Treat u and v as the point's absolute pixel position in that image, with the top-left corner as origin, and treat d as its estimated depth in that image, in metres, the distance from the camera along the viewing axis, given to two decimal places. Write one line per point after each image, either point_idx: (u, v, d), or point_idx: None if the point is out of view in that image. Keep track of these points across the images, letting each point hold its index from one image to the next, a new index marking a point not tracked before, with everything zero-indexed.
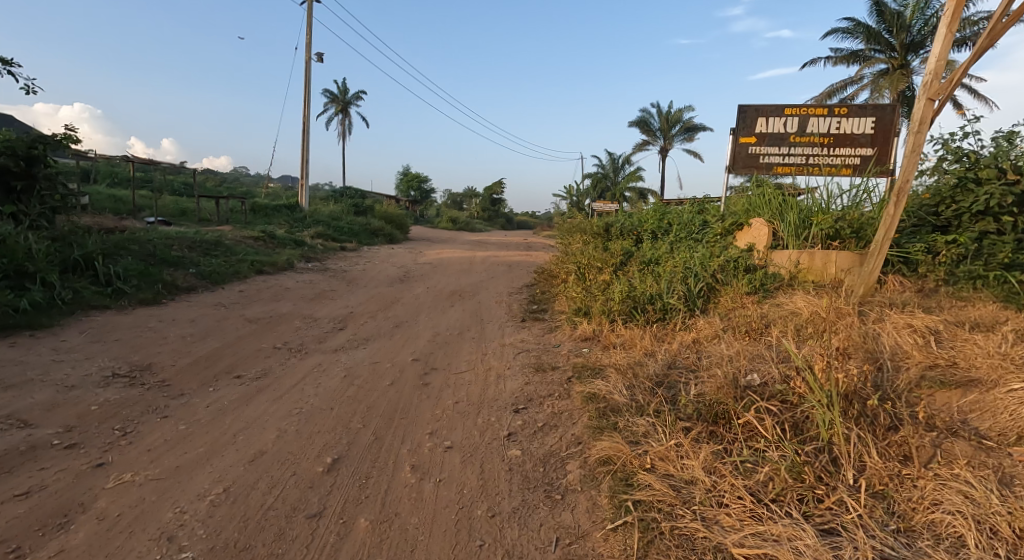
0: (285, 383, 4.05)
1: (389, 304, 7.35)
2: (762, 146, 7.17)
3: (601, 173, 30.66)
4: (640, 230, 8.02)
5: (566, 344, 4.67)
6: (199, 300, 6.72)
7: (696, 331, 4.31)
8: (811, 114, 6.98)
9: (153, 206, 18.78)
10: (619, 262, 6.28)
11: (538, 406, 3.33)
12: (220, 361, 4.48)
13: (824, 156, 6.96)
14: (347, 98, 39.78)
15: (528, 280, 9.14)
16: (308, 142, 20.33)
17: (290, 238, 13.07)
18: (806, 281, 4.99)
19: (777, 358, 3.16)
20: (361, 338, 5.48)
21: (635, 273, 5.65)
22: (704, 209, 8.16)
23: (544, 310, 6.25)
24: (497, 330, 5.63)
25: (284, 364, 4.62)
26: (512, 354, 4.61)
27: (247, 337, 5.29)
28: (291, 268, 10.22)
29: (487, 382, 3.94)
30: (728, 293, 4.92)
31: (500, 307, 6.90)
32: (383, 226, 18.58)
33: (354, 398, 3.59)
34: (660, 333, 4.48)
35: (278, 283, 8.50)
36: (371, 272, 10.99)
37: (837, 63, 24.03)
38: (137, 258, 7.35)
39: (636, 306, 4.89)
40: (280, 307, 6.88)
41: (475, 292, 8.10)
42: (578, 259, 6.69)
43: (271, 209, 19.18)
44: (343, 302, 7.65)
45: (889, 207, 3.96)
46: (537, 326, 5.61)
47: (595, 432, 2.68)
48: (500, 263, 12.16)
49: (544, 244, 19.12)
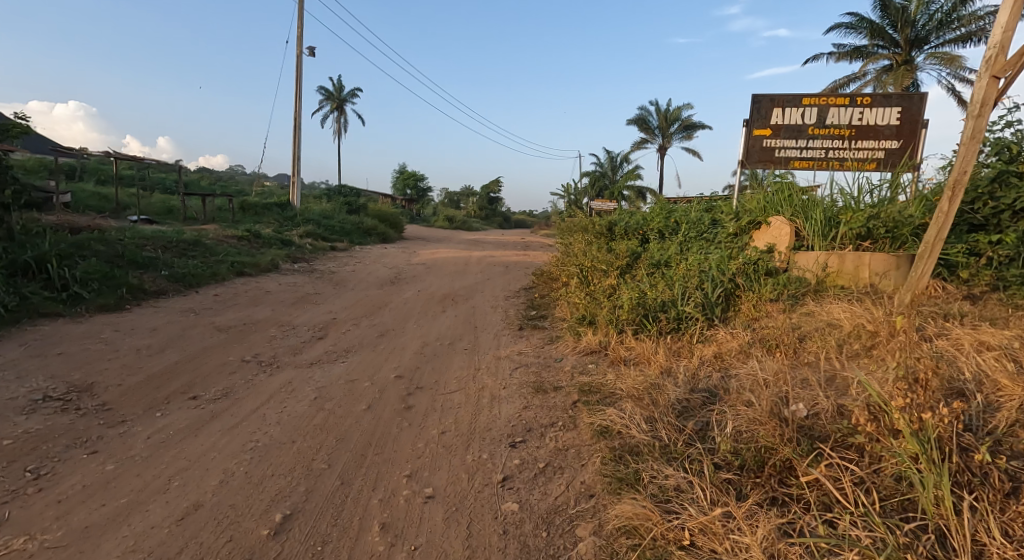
0: (246, 406, 3.51)
1: (376, 309, 6.81)
2: (777, 139, 6.67)
3: (599, 172, 30.16)
4: (646, 228, 7.49)
5: (568, 359, 4.15)
6: (167, 305, 6.18)
7: (719, 346, 3.78)
8: (831, 104, 6.44)
9: (139, 205, 18.16)
10: (625, 265, 5.76)
11: (539, 439, 2.80)
12: (175, 378, 3.95)
13: (845, 150, 6.45)
14: (342, 96, 39.31)
15: (525, 282, 8.61)
16: (299, 139, 19.72)
17: (278, 238, 12.49)
18: (835, 287, 4.46)
19: (828, 385, 2.65)
20: (341, 350, 4.94)
21: (643, 277, 5.13)
22: (714, 207, 7.65)
23: (544, 318, 5.72)
24: (493, 340, 5.09)
25: (250, 381, 4.08)
26: (508, 371, 4.07)
27: (213, 349, 4.75)
28: (276, 269, 9.66)
29: (478, 406, 3.40)
30: (750, 301, 4.39)
31: (496, 314, 6.35)
32: (376, 226, 18.00)
33: (322, 427, 3.05)
34: (675, 348, 3.96)
35: (258, 286, 7.95)
36: (361, 273, 10.45)
37: (840, 59, 23.55)
38: (102, 260, 6.80)
39: (646, 315, 4.38)
40: (256, 314, 6.33)
41: (470, 295, 7.56)
42: (581, 260, 6.18)
43: (261, 208, 18.58)
44: (327, 307, 7.10)
45: (943, 202, 3.44)
46: (536, 336, 5.08)
47: (611, 481, 2.18)
48: (497, 264, 11.61)
49: (543, 244, 18.54)
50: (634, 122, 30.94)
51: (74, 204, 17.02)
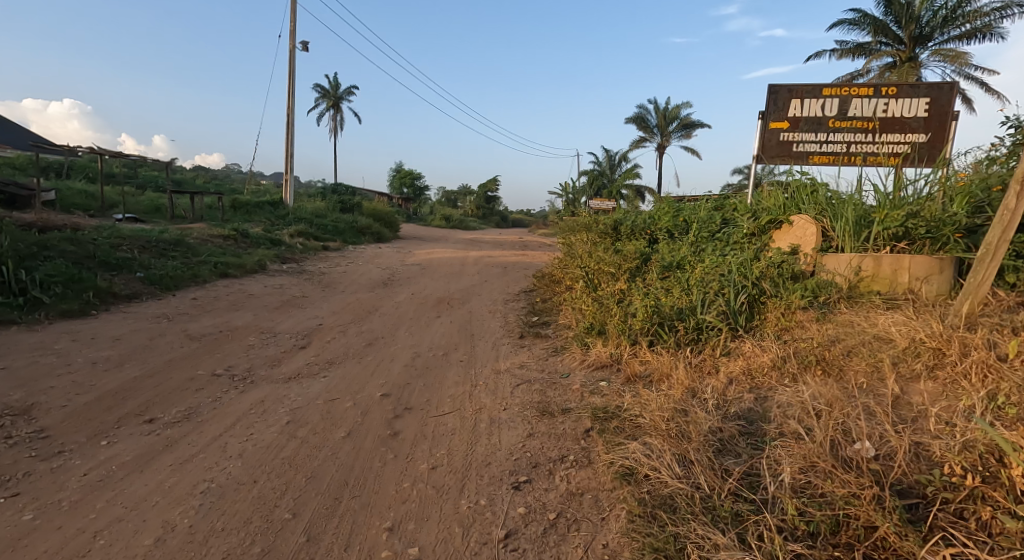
0: (208, 431, 3.05)
1: (365, 314, 6.35)
2: (795, 132, 6.23)
3: (597, 170, 29.71)
4: (654, 228, 7.05)
5: (576, 374, 3.71)
6: (137, 310, 5.71)
7: (748, 361, 3.35)
8: (853, 95, 6.01)
9: (126, 203, 17.62)
10: (635, 269, 5.32)
11: (546, 479, 2.36)
12: (131, 397, 3.49)
13: (867, 144, 6.02)
14: (338, 94, 38.90)
15: (525, 284, 8.15)
16: (291, 137, 19.21)
17: (267, 237, 12.01)
18: (871, 294, 4.03)
19: (898, 415, 2.21)
20: (324, 362, 4.48)
21: (655, 281, 4.70)
22: (725, 205, 7.22)
23: (546, 325, 5.27)
24: (491, 351, 4.64)
25: (218, 400, 3.62)
26: (509, 388, 3.62)
27: (181, 361, 4.29)
28: (262, 271, 9.18)
29: (475, 433, 2.95)
30: (777, 308, 3.95)
31: (494, 320, 5.90)
32: (371, 225, 17.51)
33: (291, 461, 2.60)
34: (698, 365, 3.52)
35: (241, 289, 7.47)
36: (353, 274, 10.00)
37: (842, 56, 23.12)
38: (70, 261, 6.32)
39: (662, 324, 3.94)
40: (236, 320, 5.86)
41: (466, 299, 7.11)
42: (586, 262, 5.74)
43: (253, 206, 18.08)
44: (313, 311, 6.63)
45: (1009, 197, 2.98)
46: (539, 346, 4.63)
47: (646, 549, 1.77)
48: (495, 264, 11.14)
49: (542, 244, 18.08)
50: (633, 121, 30.48)
51: (59, 203, 16.49)
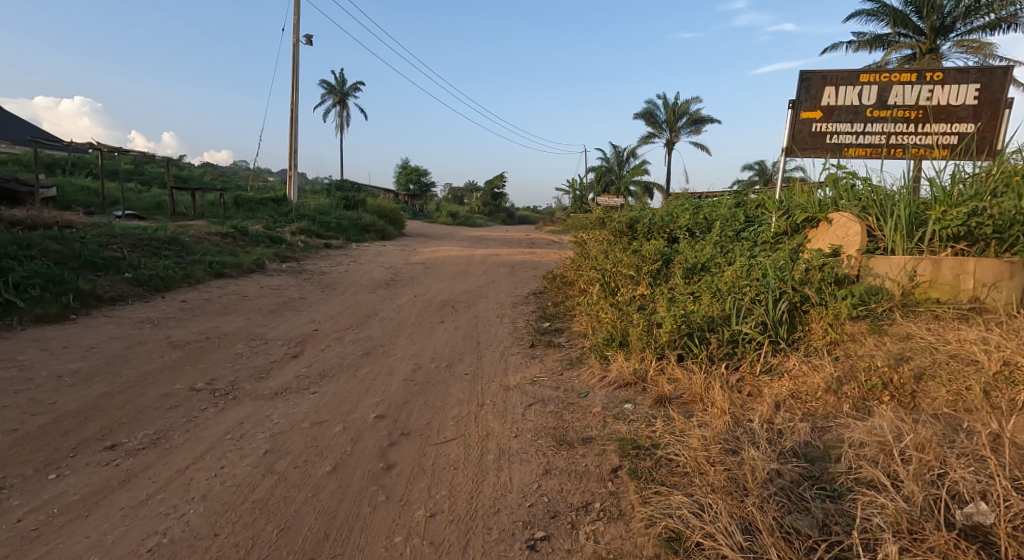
0: (174, 460, 2.64)
1: (364, 319, 5.93)
2: (829, 123, 5.76)
3: (605, 166, 29.16)
4: (673, 227, 6.58)
5: (596, 393, 3.29)
6: (121, 314, 5.34)
7: (797, 383, 2.92)
8: (894, 82, 5.53)
9: (128, 201, 17.38)
10: (657, 272, 4.87)
11: (570, 537, 1.94)
12: (93, 418, 3.08)
13: (909, 134, 5.53)
14: (344, 90, 38.62)
15: (534, 285, 7.74)
16: (294, 133, 18.82)
17: (267, 235, 11.62)
18: (928, 301, 3.59)
19: (1017, 464, 1.76)
20: (316, 374, 4.06)
21: (681, 285, 4.27)
22: (748, 202, 6.77)
23: (560, 333, 4.86)
24: (499, 363, 4.21)
25: (193, 420, 3.21)
26: (521, 410, 3.19)
27: (158, 373, 3.88)
28: (260, 271, 8.78)
29: (481, 468, 2.52)
30: (824, 317, 3.50)
31: (503, 326, 5.47)
32: (375, 222, 17.10)
33: (263, 505, 2.20)
34: (737, 387, 3.08)
35: (235, 290, 7.08)
36: (354, 274, 9.61)
37: (860, 48, 22.42)
38: (52, 262, 5.96)
39: (693, 336, 3.50)
40: (226, 325, 5.46)
41: (472, 301, 6.69)
42: (602, 264, 5.31)
43: (256, 203, 17.71)
44: (310, 315, 6.22)
45: None
46: (552, 357, 4.19)
47: None
48: (502, 264, 10.69)
49: (550, 242, 17.57)
50: (641, 116, 29.81)
51: (59, 200, 16.18)
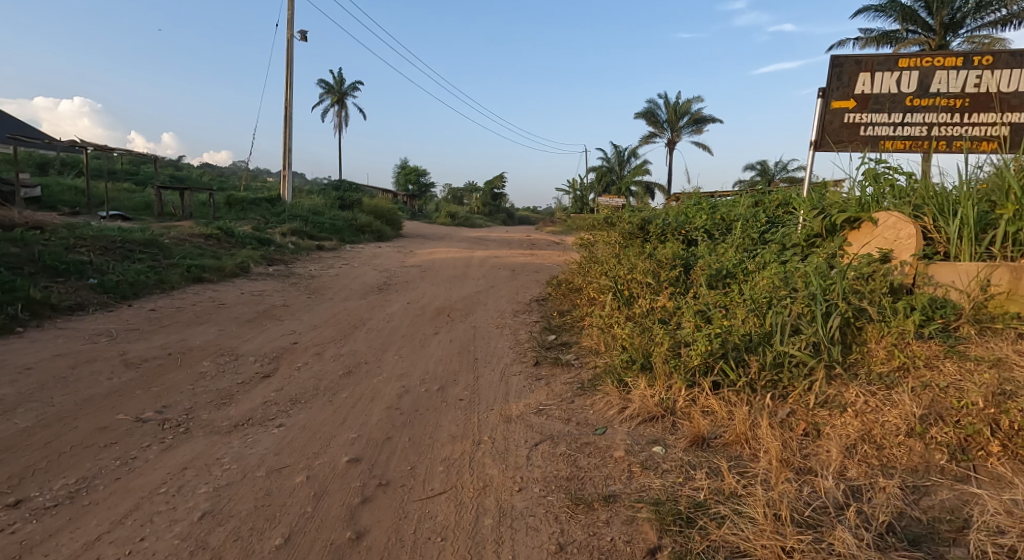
0: (86, 525, 2.09)
1: (350, 330, 5.37)
2: (863, 113, 5.23)
3: (606, 166, 28.61)
4: (689, 228, 6.02)
5: (617, 429, 2.75)
6: (76, 325, 4.78)
7: (868, 423, 2.37)
8: (937, 67, 4.98)
9: (115, 200, 16.86)
10: (676, 280, 4.32)
11: None
12: (3, 464, 2.53)
13: (953, 125, 4.97)
14: (341, 89, 38.15)
15: (536, 290, 7.19)
16: (288, 131, 18.29)
17: (254, 236, 11.06)
18: (1007, 316, 3.05)
19: None
20: (287, 399, 3.50)
21: (708, 295, 3.72)
22: (770, 202, 6.23)
23: (568, 349, 4.31)
24: (499, 388, 3.65)
25: (128, 463, 2.65)
26: (526, 452, 2.62)
27: (100, 400, 3.31)
28: (243, 275, 8.22)
29: (476, 540, 1.96)
30: (885, 337, 2.95)
31: (503, 339, 4.90)
32: (371, 222, 16.52)
33: None
34: (788, 426, 2.54)
35: (213, 297, 6.52)
36: (345, 278, 9.07)
37: (867, 44, 21.83)
38: (6, 267, 5.41)
39: (730, 358, 2.96)
40: (195, 338, 4.90)
41: (469, 309, 6.13)
42: (613, 269, 4.77)
43: (248, 203, 17.17)
44: (291, 326, 5.66)
45: None
46: (561, 380, 3.64)
47: None
48: (502, 266, 10.12)
49: (550, 243, 16.99)
50: (642, 115, 29.27)
51: (43, 199, 15.68)
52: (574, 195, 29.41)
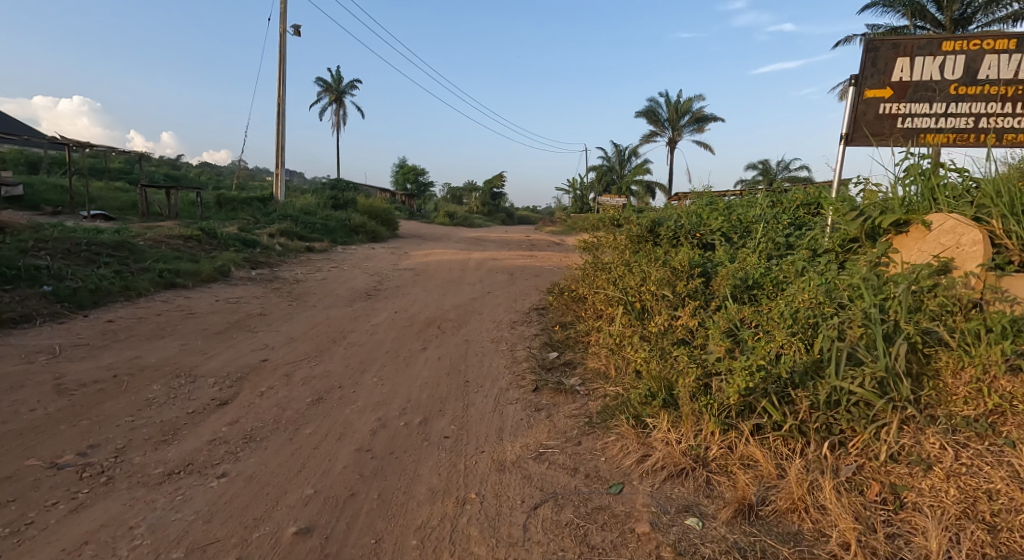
0: None
1: (328, 345, 4.81)
2: (900, 102, 4.69)
3: (606, 165, 28.08)
4: (704, 230, 5.47)
5: (638, 488, 2.22)
6: (15, 341, 4.22)
7: (969, 492, 1.87)
8: (986, 50, 4.43)
9: (101, 200, 16.29)
10: (696, 291, 3.78)
11: None
12: None
13: (1005, 115, 4.42)
14: (339, 87, 37.65)
15: (535, 297, 6.64)
16: (280, 128, 17.77)
17: (239, 237, 10.49)
18: None
19: None
20: (239, 436, 2.94)
21: (736, 312, 3.20)
22: (790, 208, 5.73)
23: (571, 372, 3.78)
24: (492, 422, 3.10)
25: (18, 533, 2.09)
26: (521, 522, 2.07)
27: (10, 440, 2.75)
28: (222, 280, 7.66)
29: None
30: (965, 368, 2.42)
31: (498, 356, 4.35)
32: (365, 222, 15.95)
33: None
34: (856, 492, 2.02)
35: (182, 306, 5.96)
36: (333, 282, 8.53)
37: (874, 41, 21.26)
38: None
39: (773, 394, 2.42)
40: (151, 355, 4.33)
41: (462, 320, 5.58)
42: (622, 278, 4.24)
43: (239, 202, 16.64)
44: (264, 339, 5.10)
45: None
46: (565, 413, 3.09)
47: None
48: (499, 269, 9.57)
49: (549, 244, 16.47)
50: (642, 114, 28.74)
51: (26, 198, 15.10)
52: (574, 195, 28.88)
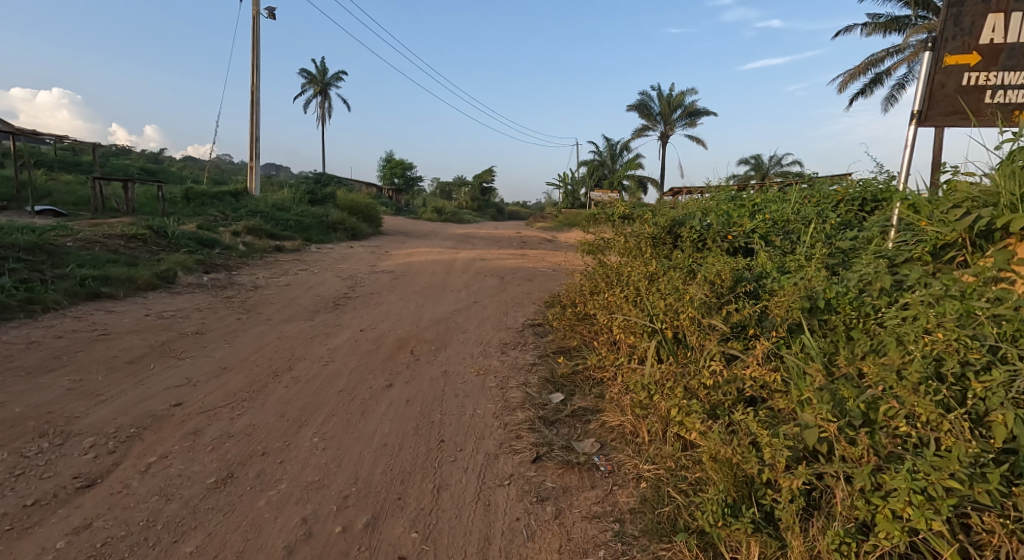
0: None
1: (267, 379, 3.74)
2: (990, 71, 3.14)
3: (598, 160, 27.03)
4: (736, 231, 4.46)
5: None
6: None
7: None
8: None
9: (56, 194, 14.96)
10: (750, 318, 2.79)
11: None
12: None
13: None
14: (323, 79, 36.32)
15: (529, 311, 5.59)
16: (254, 118, 16.52)
17: (195, 235, 9.30)
18: None
19: None
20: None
21: (827, 364, 2.24)
22: (836, 204, 4.75)
23: (583, 430, 2.78)
24: (474, 523, 2.10)
25: None
26: None
27: None
28: (164, 287, 6.53)
29: None
30: None
31: (484, 398, 3.31)
32: (343, 219, 14.78)
33: None
34: None
35: (98, 324, 4.86)
36: (297, 288, 7.44)
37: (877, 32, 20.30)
38: None
39: (943, 522, 1.46)
40: (22, 399, 3.25)
41: (440, 342, 4.54)
42: (645, 298, 3.23)
43: (208, 198, 15.43)
44: (188, 369, 4.03)
45: None
46: (582, 514, 2.09)
47: None
48: (487, 273, 8.49)
49: (541, 243, 15.41)
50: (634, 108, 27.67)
51: None
52: (565, 191, 27.82)
